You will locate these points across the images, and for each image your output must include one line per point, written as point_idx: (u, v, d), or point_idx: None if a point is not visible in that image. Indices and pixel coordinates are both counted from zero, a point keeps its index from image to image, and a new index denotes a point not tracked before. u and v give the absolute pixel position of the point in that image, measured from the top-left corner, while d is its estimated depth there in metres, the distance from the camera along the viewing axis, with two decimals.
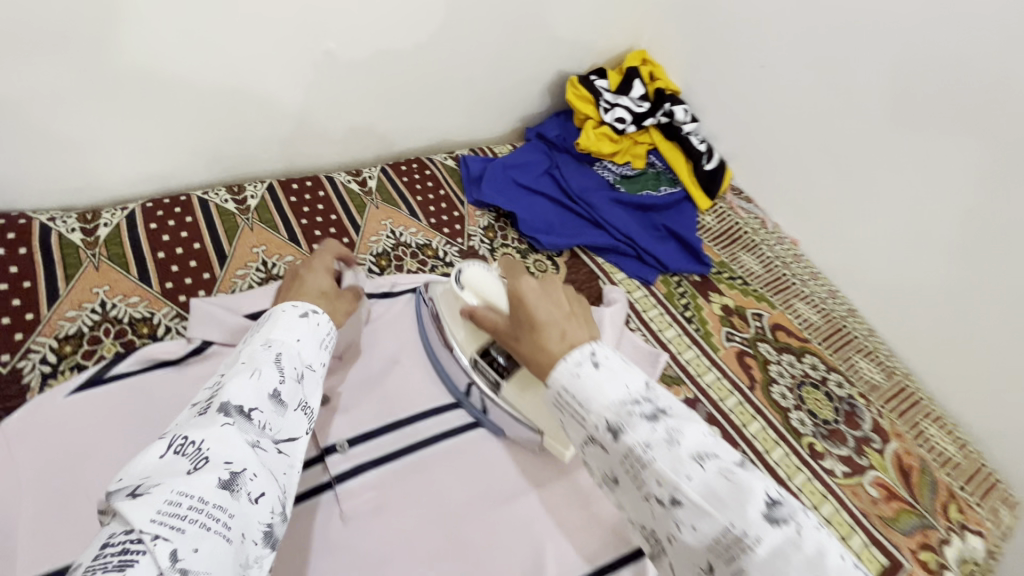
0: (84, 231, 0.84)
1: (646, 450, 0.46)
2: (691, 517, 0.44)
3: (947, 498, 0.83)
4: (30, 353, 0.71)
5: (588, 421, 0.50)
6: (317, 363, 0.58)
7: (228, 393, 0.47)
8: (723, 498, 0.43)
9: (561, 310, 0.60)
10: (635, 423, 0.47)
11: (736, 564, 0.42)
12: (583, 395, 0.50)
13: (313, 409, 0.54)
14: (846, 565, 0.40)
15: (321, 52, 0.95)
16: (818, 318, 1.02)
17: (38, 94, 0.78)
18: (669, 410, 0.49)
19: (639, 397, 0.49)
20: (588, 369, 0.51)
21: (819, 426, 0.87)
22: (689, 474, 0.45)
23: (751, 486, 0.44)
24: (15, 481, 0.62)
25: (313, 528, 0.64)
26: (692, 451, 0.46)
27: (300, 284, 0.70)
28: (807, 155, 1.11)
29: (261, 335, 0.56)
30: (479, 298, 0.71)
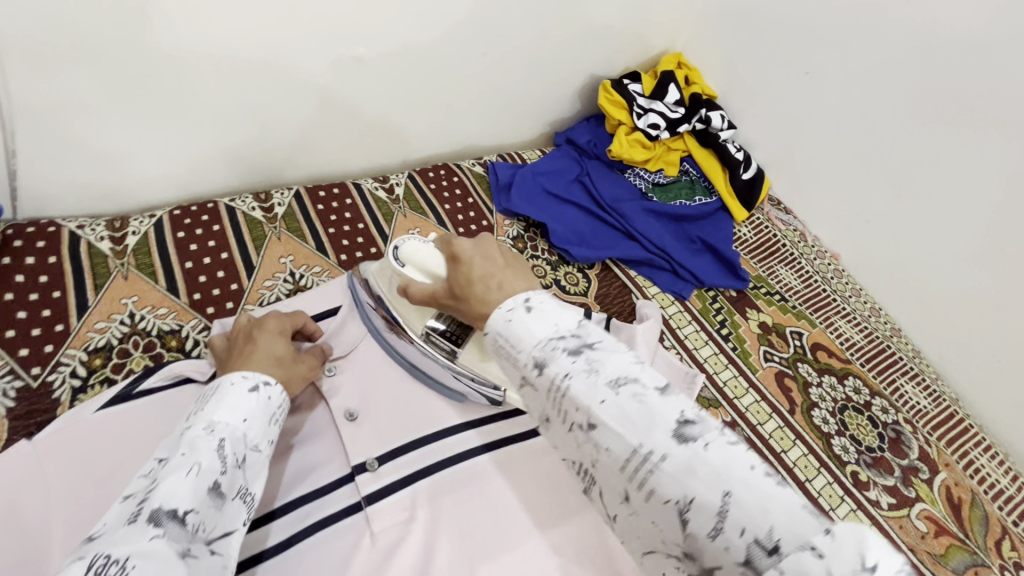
0: (113, 240, 0.83)
1: (565, 381, 0.43)
2: (605, 439, 0.41)
3: (1000, 534, 0.78)
4: (60, 366, 0.71)
5: (520, 361, 0.47)
6: (265, 442, 0.55)
7: (162, 494, 0.43)
8: (633, 420, 0.40)
9: (494, 259, 0.59)
10: (556, 356, 0.44)
11: (647, 484, 0.39)
12: (515, 335, 0.47)
13: (252, 496, 0.52)
14: (756, 476, 0.37)
15: (350, 57, 0.93)
16: (860, 337, 0.98)
17: (69, 103, 0.77)
18: (595, 341, 0.45)
19: (567, 334, 0.46)
20: (520, 313, 0.48)
21: (863, 453, 0.83)
22: (602, 399, 0.41)
23: (661, 407, 0.40)
24: (46, 501, 0.59)
25: (345, 552, 0.62)
26: (611, 378, 0.42)
27: (251, 350, 0.64)
28: (851, 165, 1.06)
29: (205, 415, 0.52)
30: (415, 270, 0.66)
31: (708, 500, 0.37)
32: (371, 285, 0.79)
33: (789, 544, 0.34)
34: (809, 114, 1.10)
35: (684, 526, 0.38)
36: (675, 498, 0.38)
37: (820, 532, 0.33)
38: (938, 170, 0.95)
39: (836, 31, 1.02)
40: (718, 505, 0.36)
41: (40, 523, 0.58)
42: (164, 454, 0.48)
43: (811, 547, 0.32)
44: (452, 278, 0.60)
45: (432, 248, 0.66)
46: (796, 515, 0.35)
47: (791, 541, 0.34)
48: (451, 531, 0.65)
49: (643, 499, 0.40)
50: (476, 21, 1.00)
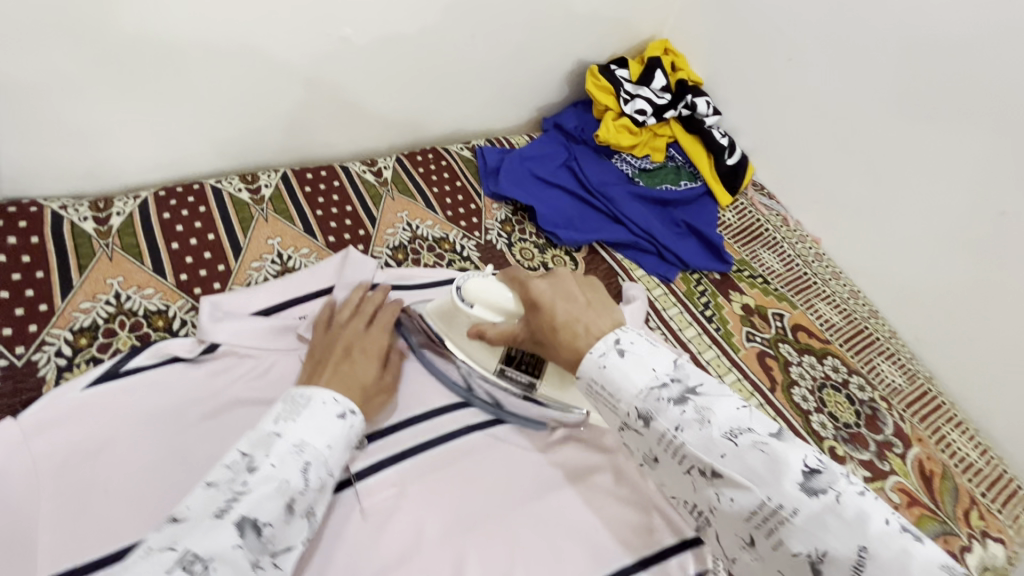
0: (97, 220, 0.82)
1: (677, 433, 0.50)
2: (731, 490, 0.48)
3: (969, 504, 0.81)
4: (45, 345, 0.70)
5: (619, 409, 0.54)
6: (339, 467, 0.60)
7: (248, 503, 0.50)
8: (760, 473, 0.47)
9: (575, 300, 0.60)
10: (663, 408, 0.51)
11: (778, 534, 0.46)
12: (612, 385, 0.54)
13: (318, 516, 0.57)
14: (891, 531, 0.43)
15: (337, 38, 0.92)
16: (839, 319, 1.01)
17: (51, 80, 0.76)
18: (702, 390, 0.52)
19: (669, 381, 0.52)
20: (613, 357, 0.54)
21: (840, 429, 0.86)
22: (722, 453, 0.48)
23: (786, 458, 0.47)
24: (33, 479, 0.59)
25: (334, 525, 0.63)
26: (725, 429, 0.49)
27: (346, 370, 0.67)
28: (834, 150, 1.08)
29: (296, 430, 0.57)
30: (485, 309, 0.68)
31: (843, 553, 0.43)
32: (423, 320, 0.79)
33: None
34: (792, 100, 1.12)
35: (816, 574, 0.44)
36: (806, 549, 0.44)
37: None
38: (916, 155, 0.97)
39: (820, 18, 1.04)
40: (855, 559, 0.42)
41: (28, 499, 0.58)
42: (250, 452, 0.54)
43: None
44: (533, 320, 0.62)
45: (500, 285, 0.68)
46: (925, 564, 0.41)
47: None
48: (439, 505, 0.66)
49: (771, 547, 0.46)
50: (464, 3, 1.00)
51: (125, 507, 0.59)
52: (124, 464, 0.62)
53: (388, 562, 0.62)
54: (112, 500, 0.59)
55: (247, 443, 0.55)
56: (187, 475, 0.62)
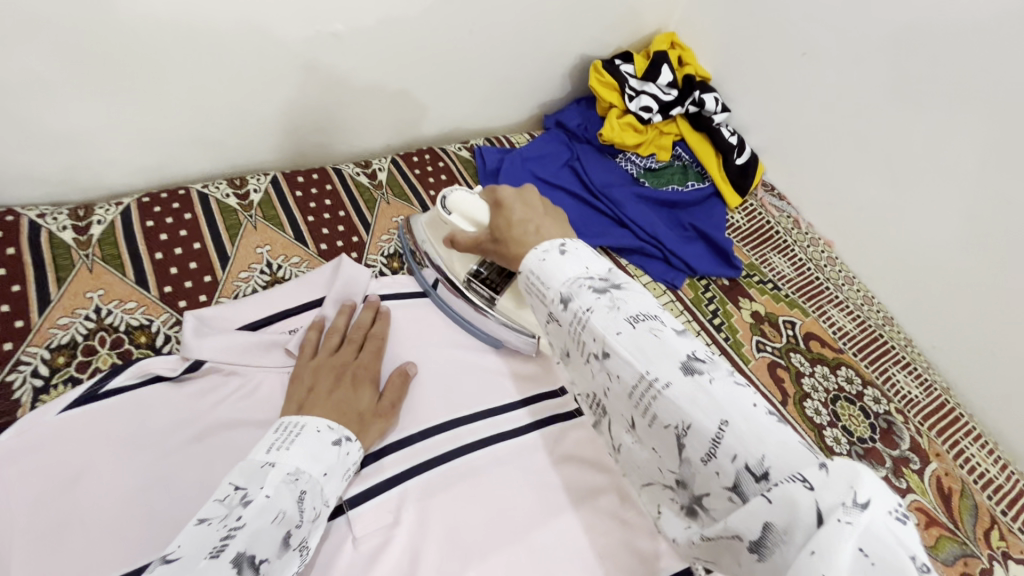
0: (76, 229, 0.78)
1: (587, 314, 0.48)
2: (618, 367, 0.46)
3: (989, 524, 0.78)
4: (20, 365, 0.66)
5: (548, 296, 0.52)
6: (334, 497, 0.58)
7: (246, 538, 0.47)
8: (645, 351, 0.45)
9: (534, 208, 0.63)
10: (581, 292, 0.49)
11: (650, 409, 0.44)
12: (544, 274, 0.53)
13: (310, 550, 0.54)
14: (753, 412, 0.40)
15: (327, 34, 0.88)
16: (853, 327, 0.97)
17: (23, 83, 0.72)
18: (621, 285, 0.50)
19: (596, 276, 0.51)
20: (554, 255, 0.53)
21: (854, 444, 0.83)
22: (618, 330, 0.46)
23: (675, 345, 0.45)
24: (6, 511, 0.56)
25: (325, 557, 0.60)
26: (630, 314, 0.47)
27: (340, 399, 0.65)
28: (848, 150, 1.03)
29: (291, 459, 0.55)
30: (461, 218, 0.72)
31: (707, 429, 0.41)
32: (416, 232, 0.87)
33: (778, 472, 0.37)
34: (805, 97, 1.07)
35: (681, 448, 0.43)
36: (674, 422, 0.43)
37: (813, 466, 0.36)
38: (937, 157, 0.92)
39: (835, 10, 0.98)
40: (714, 432, 0.40)
41: None
42: (244, 485, 0.51)
43: (800, 479, 0.35)
44: (494, 219, 0.65)
45: (479, 200, 0.71)
46: (788, 447, 0.38)
47: (780, 469, 0.37)
48: (436, 532, 0.63)
49: (648, 423, 0.45)
50: None
51: (102, 541, 0.56)
52: (103, 494, 0.58)
53: None
54: (91, 534, 0.56)
55: (240, 471, 0.53)
56: (169, 506, 0.59)
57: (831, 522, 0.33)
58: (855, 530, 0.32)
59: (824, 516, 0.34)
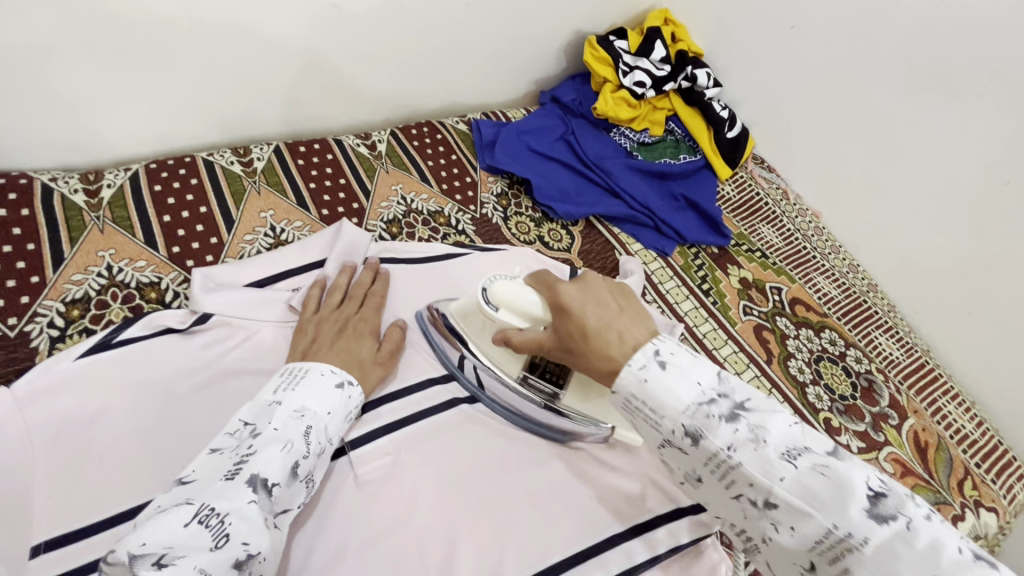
0: (87, 192, 0.81)
1: (730, 454, 0.46)
2: (790, 518, 0.44)
3: (963, 475, 0.81)
4: (37, 317, 0.70)
5: (662, 426, 0.49)
6: (338, 437, 0.61)
7: (258, 463, 0.51)
8: (822, 498, 0.43)
9: (608, 305, 0.54)
10: (715, 426, 0.47)
11: (841, 561, 0.42)
12: (655, 401, 0.49)
13: (316, 483, 0.57)
14: (962, 558, 0.39)
15: (328, 6, 0.90)
16: (838, 293, 1.00)
17: (37, 49, 0.74)
18: (749, 404, 0.48)
19: (714, 395, 0.48)
20: (653, 370, 0.49)
21: (836, 401, 0.86)
22: (783, 476, 0.45)
23: (849, 481, 0.43)
24: (28, 447, 0.59)
25: (327, 491, 0.63)
26: (781, 450, 0.45)
27: (341, 348, 0.68)
28: (836, 122, 1.06)
29: (296, 398, 0.59)
30: (514, 316, 0.63)
31: None
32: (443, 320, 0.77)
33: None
34: (795, 71, 1.10)
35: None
36: None
37: None
38: (922, 127, 0.95)
39: None
40: None
41: (22, 467, 0.58)
42: (252, 420, 0.55)
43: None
44: (562, 325, 0.56)
45: (529, 291, 0.62)
46: None
47: None
48: (431, 471, 0.66)
49: (835, 573, 0.43)
50: None
51: (117, 474, 0.60)
52: (119, 433, 0.62)
53: (381, 529, 0.62)
54: (107, 469, 0.60)
55: (250, 410, 0.57)
56: (180, 445, 0.63)
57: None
58: None
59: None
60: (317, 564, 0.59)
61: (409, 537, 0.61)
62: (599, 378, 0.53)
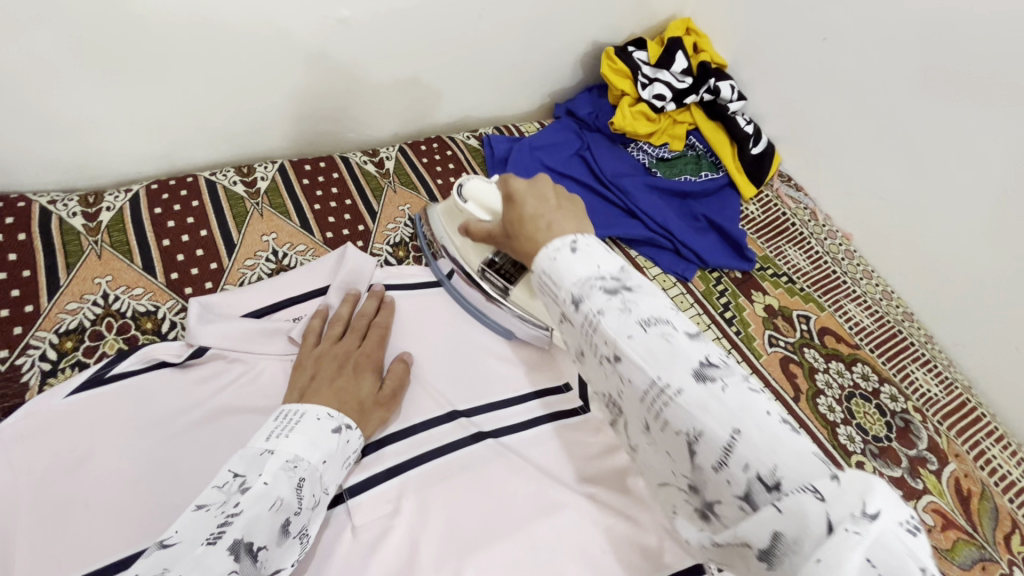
0: (86, 216, 0.79)
1: (597, 317, 0.43)
2: (628, 372, 0.42)
3: (1010, 528, 0.75)
4: (30, 349, 0.67)
5: (559, 296, 0.47)
6: (333, 485, 0.58)
7: (244, 524, 0.46)
8: (657, 357, 0.40)
9: (548, 201, 0.56)
10: (593, 292, 0.44)
11: (660, 414, 0.41)
12: (557, 274, 0.47)
13: (310, 537, 0.54)
14: (768, 422, 0.37)
15: (334, 21, 0.87)
16: (871, 322, 0.94)
17: (33, 69, 0.72)
18: (636, 285, 0.45)
19: (609, 275, 0.45)
20: (565, 254, 0.47)
21: (869, 443, 0.80)
22: (630, 334, 0.42)
23: (688, 349, 0.40)
24: (13, 493, 0.56)
25: (323, 546, 0.60)
26: (642, 318, 0.42)
27: (341, 388, 0.65)
28: (870, 139, 1.00)
29: (289, 446, 0.55)
30: (477, 207, 0.74)
31: (717, 435, 0.37)
32: (432, 220, 0.86)
33: (790, 483, 0.34)
34: (826, 85, 1.03)
35: (693, 457, 0.39)
36: (686, 430, 0.39)
37: (824, 476, 0.33)
38: (965, 148, 0.88)
39: None
40: (727, 441, 0.37)
41: (5, 516, 0.55)
42: (242, 473, 0.51)
43: (811, 489, 0.33)
44: (506, 213, 0.59)
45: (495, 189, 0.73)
46: (803, 457, 0.35)
47: (793, 482, 0.34)
48: (436, 520, 0.62)
49: (659, 428, 0.41)
50: None
51: (105, 523, 0.56)
52: (107, 477, 0.59)
53: None
54: (94, 518, 0.57)
55: (239, 459, 0.52)
56: (171, 491, 0.60)
57: (840, 531, 0.30)
58: (865, 541, 0.30)
59: (833, 526, 0.31)
60: None
61: None
62: (527, 257, 0.56)
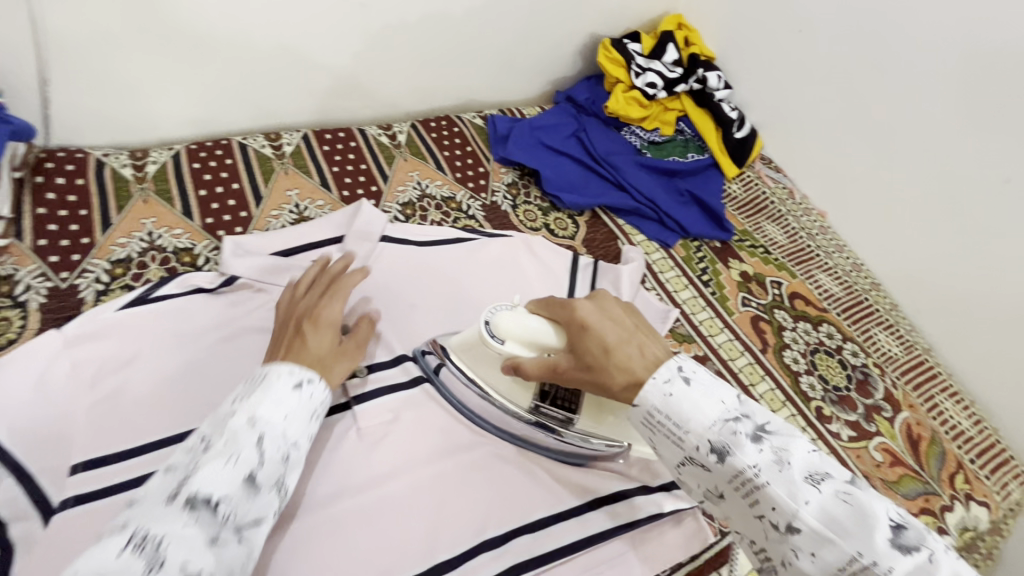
0: (135, 167, 0.90)
1: (756, 473, 0.47)
2: (814, 544, 0.45)
3: (955, 468, 0.82)
4: (86, 272, 0.78)
5: (687, 443, 0.50)
6: (304, 437, 0.58)
7: (200, 480, 0.49)
8: (843, 522, 0.44)
9: (626, 327, 0.57)
10: (741, 444, 0.48)
11: None
12: (681, 416, 0.50)
13: (288, 488, 0.56)
14: None
15: (356, 3, 0.97)
16: (839, 289, 1.01)
17: (98, 39, 0.83)
18: (772, 428, 0.50)
19: (738, 415, 0.50)
20: (680, 387, 0.51)
21: (829, 391, 0.87)
22: (807, 499, 0.45)
23: (872, 509, 0.44)
24: (72, 382, 0.66)
25: (330, 441, 0.69)
26: (805, 473, 0.47)
27: (299, 343, 0.64)
28: (842, 124, 1.08)
29: (250, 405, 0.56)
30: (524, 347, 0.62)
31: None
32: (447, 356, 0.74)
33: None
34: (804, 74, 1.12)
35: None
36: None
37: None
38: (929, 128, 0.96)
39: None
40: None
41: (65, 399, 0.65)
42: (207, 435, 0.54)
43: None
44: (581, 344, 0.57)
45: (537, 320, 0.61)
46: None
47: None
48: (430, 430, 0.72)
49: None
50: None
51: (147, 412, 0.67)
52: (150, 375, 0.69)
53: (375, 477, 0.67)
54: (139, 406, 0.67)
55: (211, 423, 0.55)
56: (204, 390, 0.70)
57: None
58: None
59: None
60: (318, 500, 0.64)
61: (403, 484, 0.67)
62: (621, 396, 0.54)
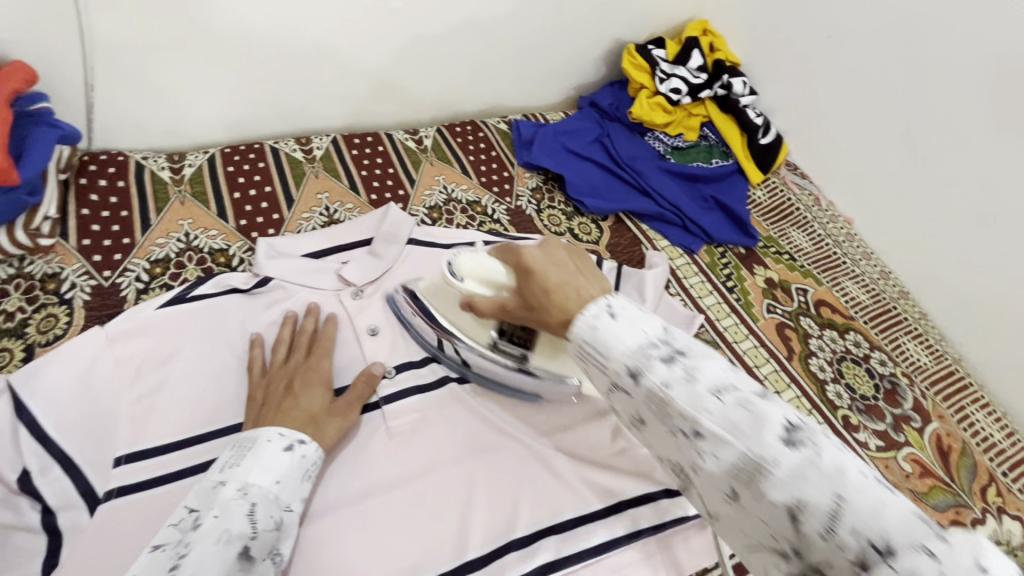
0: (172, 170, 0.93)
1: (664, 390, 0.43)
2: (712, 447, 0.42)
3: (987, 480, 0.81)
4: (127, 271, 0.81)
5: (609, 368, 0.47)
6: (295, 500, 0.60)
7: (192, 561, 0.48)
8: (742, 428, 0.40)
9: (566, 265, 0.55)
10: (653, 364, 0.44)
11: (756, 485, 0.39)
12: (603, 344, 0.47)
13: (276, 555, 0.57)
14: (867, 482, 0.36)
15: (387, 11, 0.99)
16: (867, 298, 1.00)
17: (142, 48, 0.86)
18: (686, 348, 0.46)
19: (658, 339, 0.46)
20: (604, 320, 0.48)
21: (856, 400, 0.86)
22: (708, 408, 0.42)
23: (768, 412, 0.40)
24: (114, 379, 0.68)
25: (360, 440, 0.70)
26: (710, 386, 0.42)
27: (289, 405, 0.66)
28: (870, 131, 1.07)
29: (241, 472, 0.57)
30: (479, 285, 0.65)
31: (821, 503, 0.36)
32: (416, 297, 0.77)
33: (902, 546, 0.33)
34: (831, 80, 1.11)
35: (795, 525, 0.38)
36: (784, 500, 0.38)
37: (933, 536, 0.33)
38: (961, 136, 0.95)
39: None
40: (832, 508, 0.36)
41: (108, 395, 0.67)
42: (195, 508, 0.53)
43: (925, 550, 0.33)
44: (523, 284, 0.57)
45: (492, 260, 0.65)
46: (909, 518, 0.34)
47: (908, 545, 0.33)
48: (457, 430, 0.73)
49: (750, 498, 0.40)
50: None
51: (188, 407, 0.69)
52: (190, 372, 0.71)
53: (404, 477, 0.68)
54: (179, 402, 0.69)
55: (195, 497, 0.54)
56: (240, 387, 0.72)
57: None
58: None
59: None
60: (350, 498, 0.66)
61: (431, 485, 0.68)
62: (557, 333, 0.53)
